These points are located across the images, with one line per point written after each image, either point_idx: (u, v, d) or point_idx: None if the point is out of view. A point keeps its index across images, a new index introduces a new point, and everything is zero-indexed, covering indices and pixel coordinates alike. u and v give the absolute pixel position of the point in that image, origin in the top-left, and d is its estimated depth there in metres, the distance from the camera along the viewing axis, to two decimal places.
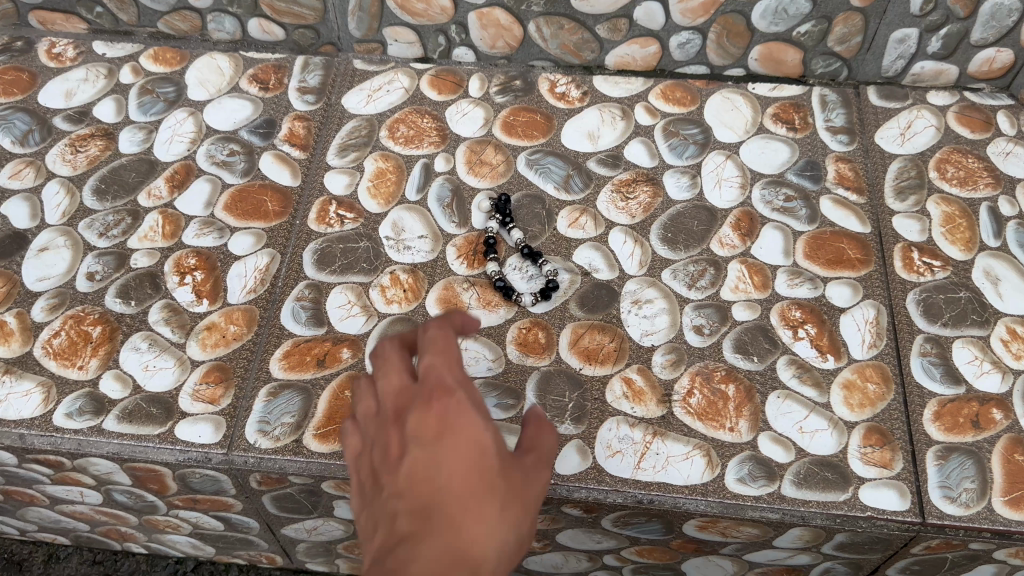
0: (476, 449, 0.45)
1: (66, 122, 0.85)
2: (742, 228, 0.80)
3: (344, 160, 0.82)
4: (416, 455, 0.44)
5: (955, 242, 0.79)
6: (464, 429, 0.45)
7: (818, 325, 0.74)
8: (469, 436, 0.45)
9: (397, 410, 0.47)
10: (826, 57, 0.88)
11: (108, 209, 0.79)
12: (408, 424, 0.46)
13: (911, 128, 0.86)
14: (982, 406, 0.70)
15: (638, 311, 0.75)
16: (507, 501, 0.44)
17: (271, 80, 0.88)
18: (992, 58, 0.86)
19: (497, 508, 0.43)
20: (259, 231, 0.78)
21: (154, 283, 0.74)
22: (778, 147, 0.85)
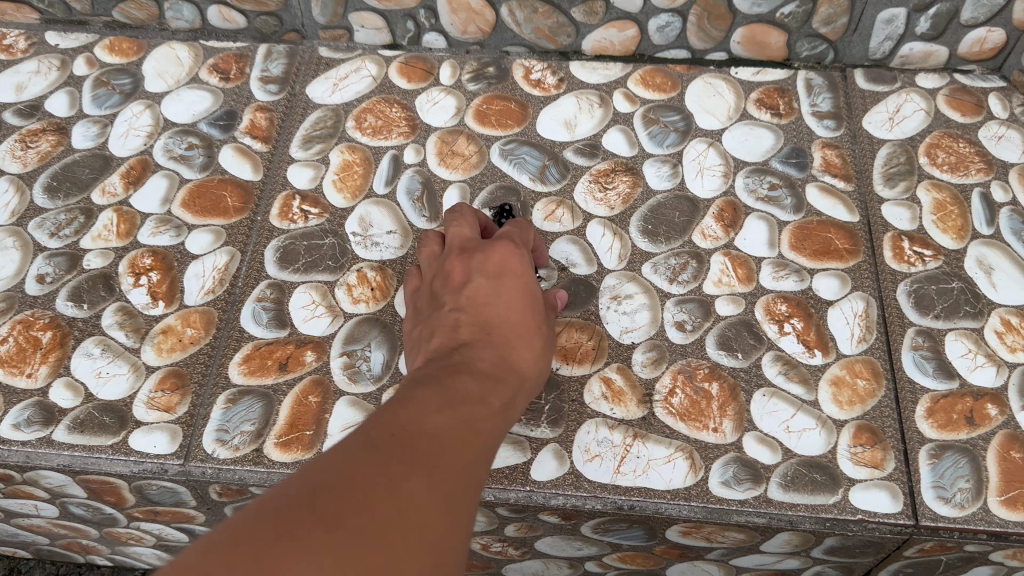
0: (529, 301, 0.62)
1: (16, 116, 0.81)
2: (725, 219, 0.76)
3: (308, 153, 0.79)
4: (482, 282, 0.62)
5: (946, 230, 0.76)
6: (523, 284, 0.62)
7: (805, 319, 0.71)
8: (524, 286, 0.62)
9: (463, 245, 0.66)
10: (811, 39, 0.84)
11: (60, 207, 0.75)
12: (474, 259, 0.63)
13: (900, 112, 0.83)
14: (977, 402, 0.67)
15: (617, 307, 0.72)
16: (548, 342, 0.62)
17: (232, 70, 0.84)
18: (983, 39, 0.83)
19: (541, 344, 0.60)
20: (219, 228, 0.74)
21: (108, 285, 0.71)
22: (762, 133, 0.81)
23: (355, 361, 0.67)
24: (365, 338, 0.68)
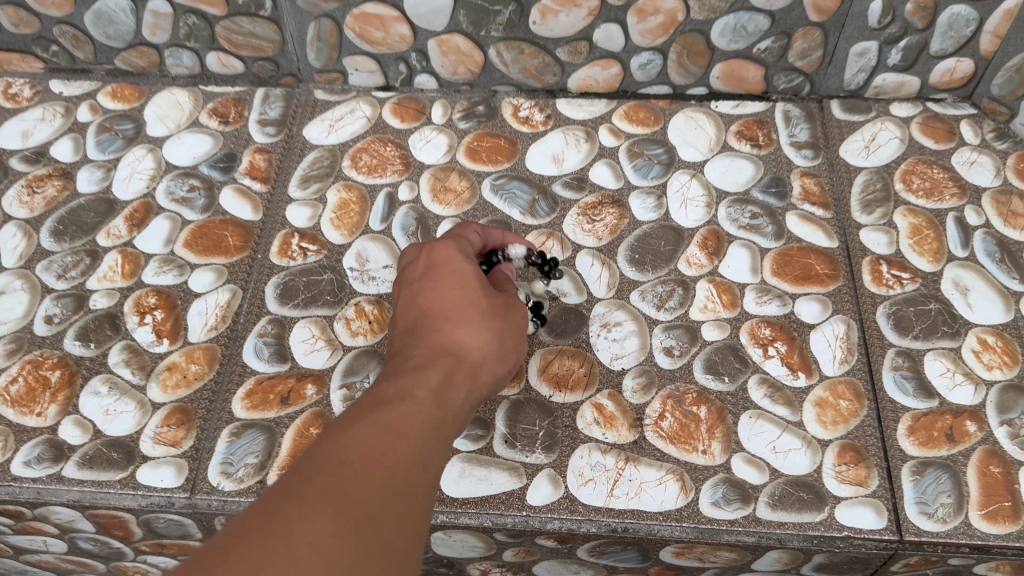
0: (459, 284, 0.61)
1: (22, 163, 0.84)
2: (709, 247, 0.79)
3: (306, 192, 0.82)
4: (411, 289, 0.63)
5: (923, 254, 0.78)
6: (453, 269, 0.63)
7: (788, 342, 0.73)
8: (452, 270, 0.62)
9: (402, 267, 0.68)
10: (788, 73, 0.87)
11: (66, 250, 0.78)
12: (409, 270, 0.65)
13: (876, 140, 0.86)
14: (956, 419, 0.69)
15: (607, 334, 0.74)
16: (491, 312, 0.60)
17: (231, 114, 0.87)
18: (953, 68, 0.87)
19: (477, 317, 0.59)
20: (220, 267, 0.76)
21: (114, 325, 0.73)
22: (742, 164, 0.84)
23: (354, 393, 0.69)
24: (363, 369, 0.71)
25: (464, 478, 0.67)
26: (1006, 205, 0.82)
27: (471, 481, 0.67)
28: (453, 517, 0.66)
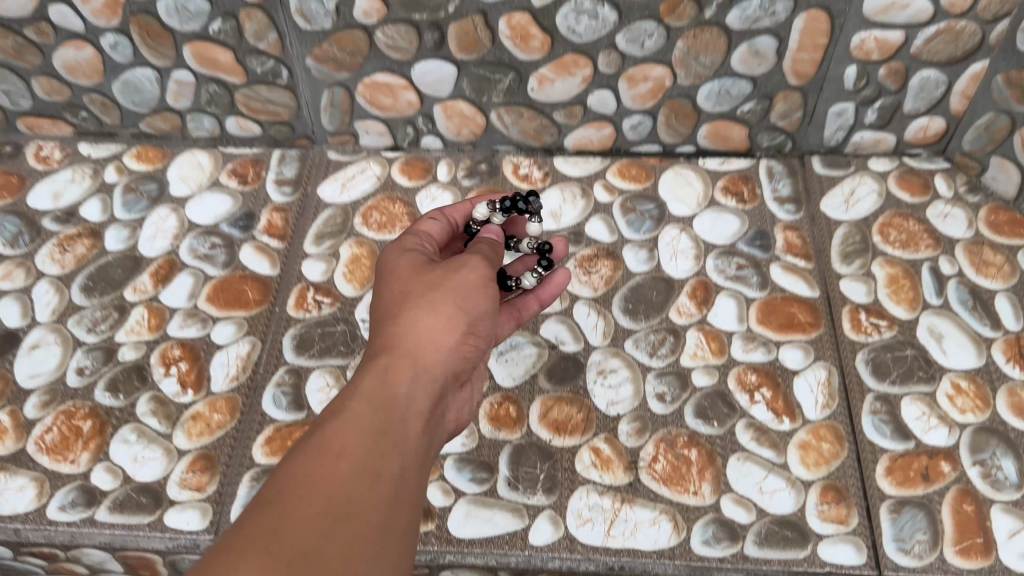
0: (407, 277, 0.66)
1: (53, 223, 0.89)
2: (698, 297, 0.84)
3: (320, 248, 0.87)
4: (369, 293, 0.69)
5: (899, 302, 0.83)
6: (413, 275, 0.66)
7: (773, 388, 0.78)
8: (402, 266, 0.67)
9: None
10: (771, 131, 0.93)
11: (95, 305, 0.83)
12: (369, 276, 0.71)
13: (855, 195, 0.92)
14: (931, 460, 0.73)
15: (603, 381, 0.79)
16: (431, 313, 0.62)
17: (249, 174, 0.93)
18: (926, 126, 0.93)
19: (417, 322, 0.62)
20: (241, 319, 0.82)
21: (141, 376, 0.78)
22: (728, 219, 0.90)
23: None
24: None
25: (470, 520, 0.72)
26: (978, 255, 0.87)
27: (477, 522, 0.72)
28: (461, 556, 0.71)
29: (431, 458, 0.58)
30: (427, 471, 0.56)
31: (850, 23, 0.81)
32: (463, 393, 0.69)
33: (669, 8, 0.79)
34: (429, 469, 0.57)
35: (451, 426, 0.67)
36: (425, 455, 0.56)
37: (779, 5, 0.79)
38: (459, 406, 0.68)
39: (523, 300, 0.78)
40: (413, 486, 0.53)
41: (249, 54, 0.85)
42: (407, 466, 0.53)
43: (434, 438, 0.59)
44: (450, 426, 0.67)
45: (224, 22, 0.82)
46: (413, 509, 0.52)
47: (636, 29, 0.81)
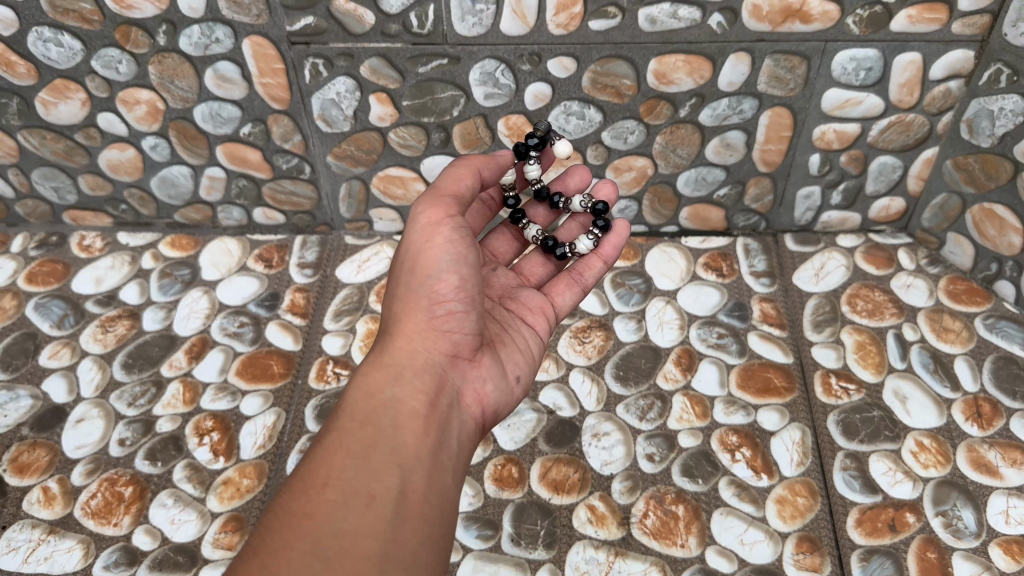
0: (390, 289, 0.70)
1: (96, 305, 0.98)
2: (683, 363, 0.93)
3: (339, 324, 0.96)
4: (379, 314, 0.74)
5: (867, 366, 0.91)
6: (393, 277, 0.71)
7: (752, 448, 0.85)
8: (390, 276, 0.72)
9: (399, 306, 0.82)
10: (745, 213, 1.04)
11: (135, 380, 0.91)
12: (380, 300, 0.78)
13: (824, 269, 1.01)
14: (897, 512, 0.79)
15: (597, 443, 0.87)
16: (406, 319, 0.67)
17: (274, 258, 1.03)
18: (887, 206, 1.02)
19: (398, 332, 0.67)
20: (267, 392, 0.90)
21: (177, 445, 0.85)
22: (709, 292, 0.99)
23: None
24: None
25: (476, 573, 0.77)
26: (938, 322, 0.94)
27: None
28: None
29: (448, 455, 0.61)
30: (442, 472, 0.59)
31: (810, 117, 0.92)
32: (489, 370, 0.69)
33: (648, 110, 0.91)
34: (448, 468, 0.60)
35: (483, 407, 0.68)
36: (433, 455, 0.59)
37: (744, 104, 0.91)
38: (484, 383, 0.69)
39: (585, 261, 0.84)
40: (421, 496, 0.56)
41: (276, 153, 0.97)
42: (408, 475, 0.56)
43: (448, 433, 0.62)
44: (483, 410, 0.68)
45: (254, 126, 0.94)
46: (425, 520, 0.55)
47: (618, 127, 0.93)
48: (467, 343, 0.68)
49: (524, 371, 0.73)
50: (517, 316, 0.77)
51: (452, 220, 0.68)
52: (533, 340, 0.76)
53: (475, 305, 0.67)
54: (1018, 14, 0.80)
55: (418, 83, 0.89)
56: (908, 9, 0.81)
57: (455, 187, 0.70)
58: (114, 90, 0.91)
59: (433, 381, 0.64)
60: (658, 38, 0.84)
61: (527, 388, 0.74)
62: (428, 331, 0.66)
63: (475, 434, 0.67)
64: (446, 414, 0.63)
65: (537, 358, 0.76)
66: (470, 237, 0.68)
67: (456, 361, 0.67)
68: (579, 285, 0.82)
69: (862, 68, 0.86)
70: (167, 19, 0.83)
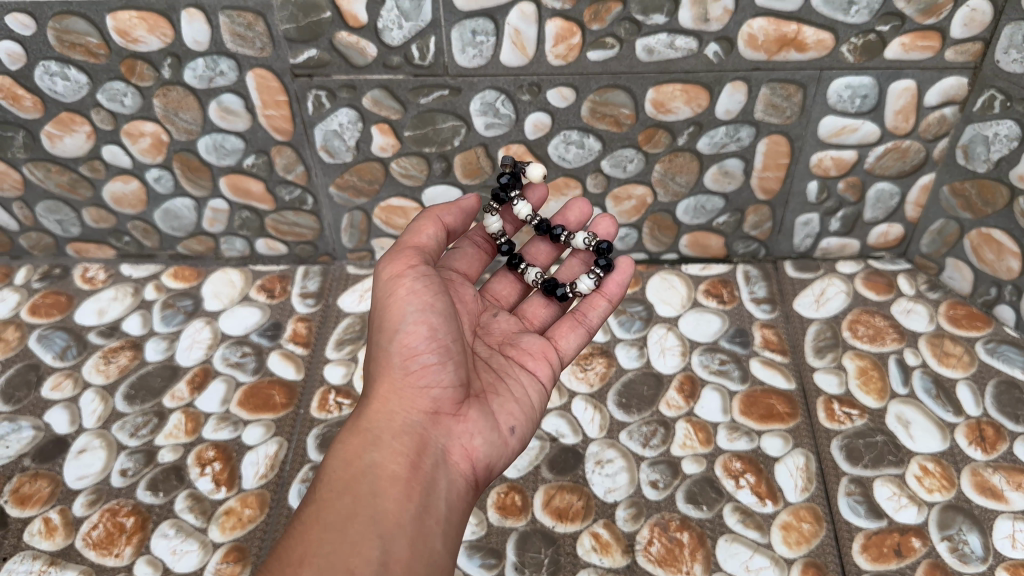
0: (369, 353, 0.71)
1: (99, 336, 0.98)
2: (686, 390, 0.93)
3: (340, 353, 0.97)
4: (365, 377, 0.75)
5: (869, 392, 0.91)
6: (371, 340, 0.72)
7: (756, 473, 0.85)
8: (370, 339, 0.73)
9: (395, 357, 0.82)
10: (745, 240, 1.05)
11: (137, 411, 0.91)
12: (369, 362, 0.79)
13: (824, 295, 1.02)
14: (902, 536, 0.79)
15: (601, 470, 0.86)
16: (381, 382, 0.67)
17: (276, 288, 1.04)
18: (886, 232, 1.03)
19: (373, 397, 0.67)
20: (269, 421, 0.90)
21: (179, 475, 0.85)
22: (710, 319, 1.00)
23: None
24: None
25: None
26: (940, 346, 0.94)
27: None
28: None
29: (435, 518, 0.61)
30: (427, 536, 0.59)
31: (807, 145, 0.93)
32: (477, 423, 0.68)
33: (646, 138, 0.92)
34: (435, 531, 0.60)
35: (474, 463, 0.66)
36: (415, 520, 0.59)
37: (742, 132, 0.92)
38: (472, 437, 0.67)
39: (589, 302, 0.82)
40: (405, 566, 0.56)
41: (279, 184, 0.98)
42: (389, 544, 0.57)
43: (433, 494, 0.62)
44: (473, 466, 0.66)
45: (257, 157, 0.95)
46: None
47: (617, 155, 0.94)
48: (448, 398, 0.67)
49: (519, 420, 0.71)
50: (516, 363, 0.75)
51: (412, 270, 0.70)
52: (532, 386, 0.74)
53: (450, 356, 0.67)
54: (1009, 41, 0.81)
55: (419, 114, 0.90)
56: (902, 37, 0.82)
57: (419, 240, 0.73)
58: (119, 123, 0.92)
59: (413, 442, 0.64)
60: (656, 68, 0.85)
61: (523, 438, 0.71)
62: (406, 388, 0.66)
63: (467, 492, 0.66)
64: (430, 475, 0.63)
65: (537, 408, 0.74)
66: (435, 285, 0.69)
67: (438, 418, 0.66)
68: (583, 327, 0.80)
69: (858, 95, 0.88)
70: (172, 52, 0.85)
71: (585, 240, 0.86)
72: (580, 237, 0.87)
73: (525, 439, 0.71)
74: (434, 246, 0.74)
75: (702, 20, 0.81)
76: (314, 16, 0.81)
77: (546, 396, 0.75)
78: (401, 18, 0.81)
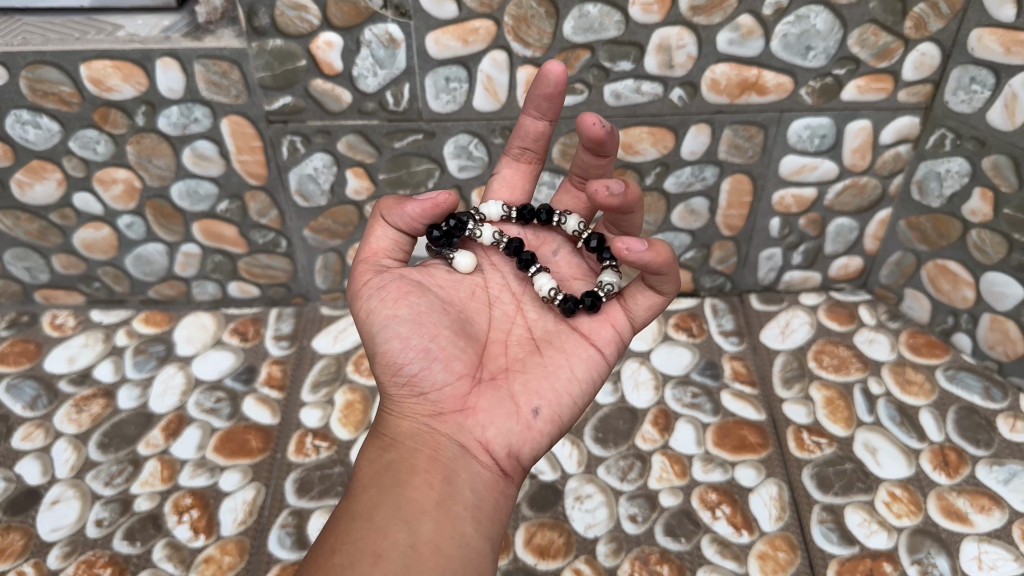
0: None
1: (69, 384, 0.97)
2: (660, 424, 0.94)
3: (316, 396, 0.97)
4: None
5: (837, 421, 0.93)
6: None
7: (732, 504, 0.86)
8: None
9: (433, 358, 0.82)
10: (712, 275, 1.08)
11: (111, 459, 0.90)
12: None
13: (789, 326, 1.05)
14: (875, 562, 0.81)
15: (580, 506, 0.87)
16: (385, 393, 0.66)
17: (249, 331, 1.04)
18: (846, 265, 1.07)
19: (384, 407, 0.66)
20: (246, 466, 0.89)
21: (156, 524, 0.84)
22: (681, 352, 1.02)
23: None
24: None
25: None
26: (902, 374, 0.97)
27: None
28: None
29: (462, 505, 0.59)
30: (455, 522, 0.57)
31: (769, 183, 0.96)
32: (493, 412, 0.64)
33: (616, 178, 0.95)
34: (464, 518, 0.58)
35: (502, 448, 0.64)
36: (439, 507, 0.58)
37: (706, 172, 0.95)
38: (486, 428, 0.64)
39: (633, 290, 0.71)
40: (433, 547, 0.55)
41: (252, 228, 0.99)
42: (414, 529, 0.55)
43: (456, 482, 0.60)
44: (503, 450, 0.64)
45: (231, 203, 0.96)
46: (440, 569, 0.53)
47: None
48: (452, 396, 0.64)
49: (547, 400, 0.66)
50: (559, 339, 0.71)
51: (371, 285, 0.67)
52: (576, 356, 0.69)
53: (435, 357, 0.64)
54: (957, 83, 0.85)
55: (394, 157, 0.91)
56: (857, 80, 0.86)
57: (371, 248, 0.69)
58: (91, 170, 0.92)
59: (425, 441, 0.63)
60: (623, 112, 0.88)
61: (559, 418, 0.66)
62: (405, 399, 0.65)
63: (498, 481, 0.63)
64: (449, 466, 0.61)
65: (592, 375, 0.69)
66: (399, 290, 0.66)
67: (445, 417, 0.64)
68: (652, 290, 0.69)
69: (817, 135, 0.91)
70: (146, 100, 0.85)
71: (550, 288, 0.72)
72: (548, 281, 0.72)
73: (560, 417, 0.66)
74: (394, 246, 0.70)
75: (666, 66, 0.85)
76: (289, 64, 0.83)
77: (592, 362, 0.69)
78: (376, 66, 0.83)
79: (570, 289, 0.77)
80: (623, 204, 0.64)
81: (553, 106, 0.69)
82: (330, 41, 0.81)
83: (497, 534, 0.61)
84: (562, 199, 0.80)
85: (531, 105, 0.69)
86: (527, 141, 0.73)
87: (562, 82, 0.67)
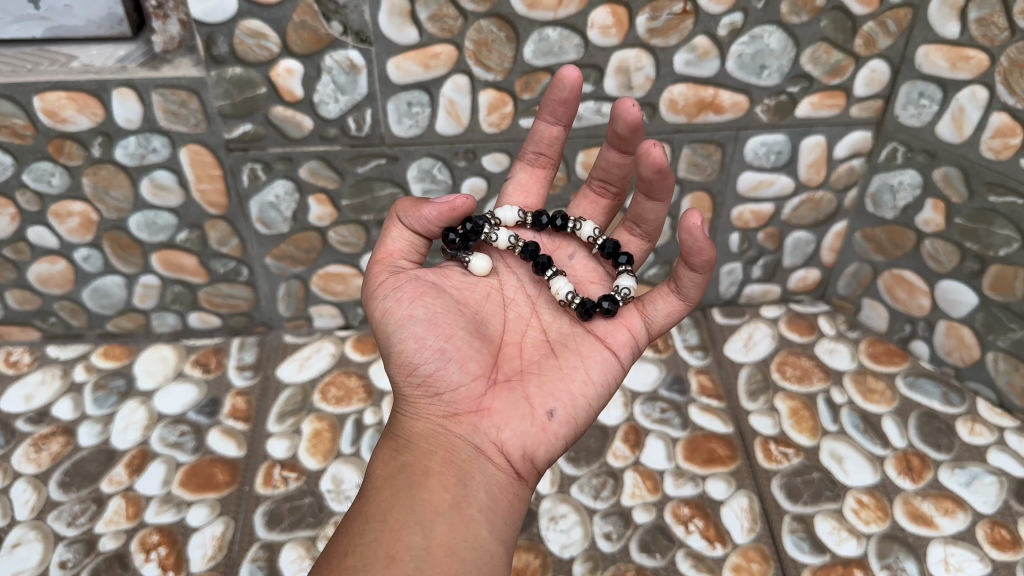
0: None
1: (27, 423, 0.94)
2: (631, 441, 0.95)
3: (283, 426, 0.95)
4: None
5: (802, 431, 0.95)
6: None
7: (705, 518, 0.87)
8: None
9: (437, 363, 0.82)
10: None
11: (73, 498, 0.87)
12: None
13: (752, 339, 1.06)
14: (847, 569, 0.82)
15: (555, 526, 0.87)
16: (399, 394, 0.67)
17: (211, 362, 1.03)
18: (804, 277, 1.09)
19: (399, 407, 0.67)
20: (213, 501, 0.87)
21: (122, 563, 0.82)
22: (648, 368, 1.03)
23: None
24: None
25: None
26: (863, 383, 0.99)
27: None
28: None
29: (476, 507, 0.59)
30: (469, 525, 0.58)
31: (728, 199, 0.98)
32: (507, 414, 0.65)
33: None
34: (478, 520, 0.59)
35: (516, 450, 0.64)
36: (454, 509, 0.58)
37: None
38: (500, 429, 0.64)
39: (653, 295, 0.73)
40: (447, 549, 0.55)
41: (213, 257, 0.98)
42: (428, 532, 0.56)
43: (470, 484, 0.61)
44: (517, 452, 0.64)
45: (191, 232, 0.94)
46: (453, 571, 0.54)
47: None
48: (467, 397, 0.65)
49: (560, 402, 0.67)
50: (571, 342, 0.72)
51: (386, 286, 0.68)
52: (587, 358, 0.70)
53: (450, 357, 0.65)
54: (906, 98, 0.88)
55: (357, 182, 0.91)
56: (810, 97, 0.89)
57: (387, 249, 0.70)
58: (45, 203, 0.90)
59: (440, 442, 0.63)
60: (585, 133, 0.89)
61: (572, 422, 0.67)
62: (421, 400, 0.65)
63: (513, 483, 0.64)
64: (464, 468, 0.62)
65: (603, 378, 0.70)
66: (414, 292, 0.67)
67: (460, 419, 0.65)
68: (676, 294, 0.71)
69: (773, 151, 0.93)
70: (103, 131, 0.84)
71: (566, 291, 0.73)
72: (565, 284, 0.74)
73: (575, 419, 0.67)
74: (409, 248, 0.70)
75: (626, 87, 0.86)
76: (249, 92, 0.82)
77: (606, 364, 0.70)
78: (337, 92, 0.83)
79: (586, 292, 0.79)
80: (659, 188, 0.68)
81: (568, 110, 0.72)
82: (290, 69, 0.81)
83: (511, 535, 0.61)
84: (579, 204, 0.82)
85: (547, 110, 0.72)
86: (541, 145, 0.75)
87: (576, 86, 0.70)
